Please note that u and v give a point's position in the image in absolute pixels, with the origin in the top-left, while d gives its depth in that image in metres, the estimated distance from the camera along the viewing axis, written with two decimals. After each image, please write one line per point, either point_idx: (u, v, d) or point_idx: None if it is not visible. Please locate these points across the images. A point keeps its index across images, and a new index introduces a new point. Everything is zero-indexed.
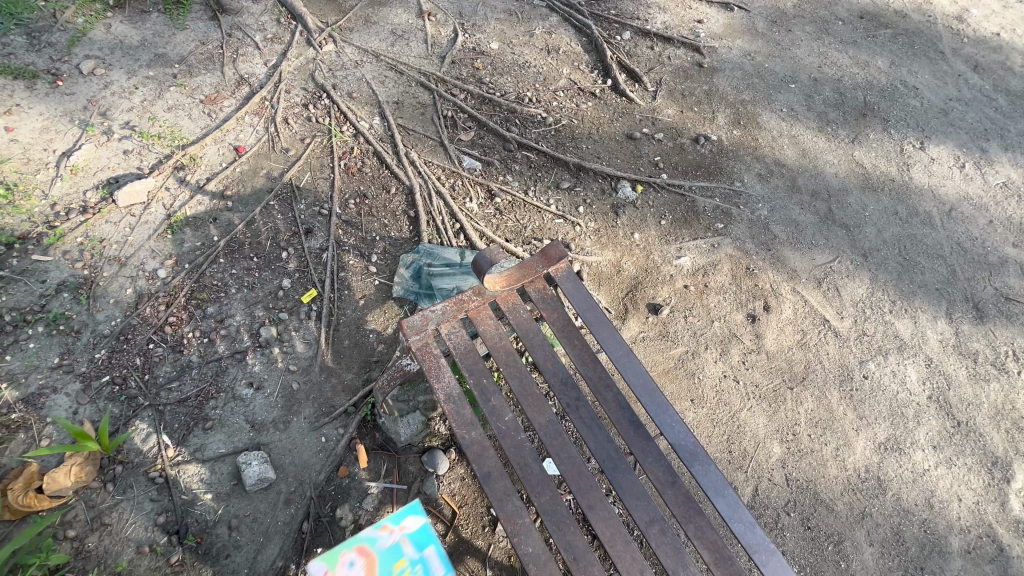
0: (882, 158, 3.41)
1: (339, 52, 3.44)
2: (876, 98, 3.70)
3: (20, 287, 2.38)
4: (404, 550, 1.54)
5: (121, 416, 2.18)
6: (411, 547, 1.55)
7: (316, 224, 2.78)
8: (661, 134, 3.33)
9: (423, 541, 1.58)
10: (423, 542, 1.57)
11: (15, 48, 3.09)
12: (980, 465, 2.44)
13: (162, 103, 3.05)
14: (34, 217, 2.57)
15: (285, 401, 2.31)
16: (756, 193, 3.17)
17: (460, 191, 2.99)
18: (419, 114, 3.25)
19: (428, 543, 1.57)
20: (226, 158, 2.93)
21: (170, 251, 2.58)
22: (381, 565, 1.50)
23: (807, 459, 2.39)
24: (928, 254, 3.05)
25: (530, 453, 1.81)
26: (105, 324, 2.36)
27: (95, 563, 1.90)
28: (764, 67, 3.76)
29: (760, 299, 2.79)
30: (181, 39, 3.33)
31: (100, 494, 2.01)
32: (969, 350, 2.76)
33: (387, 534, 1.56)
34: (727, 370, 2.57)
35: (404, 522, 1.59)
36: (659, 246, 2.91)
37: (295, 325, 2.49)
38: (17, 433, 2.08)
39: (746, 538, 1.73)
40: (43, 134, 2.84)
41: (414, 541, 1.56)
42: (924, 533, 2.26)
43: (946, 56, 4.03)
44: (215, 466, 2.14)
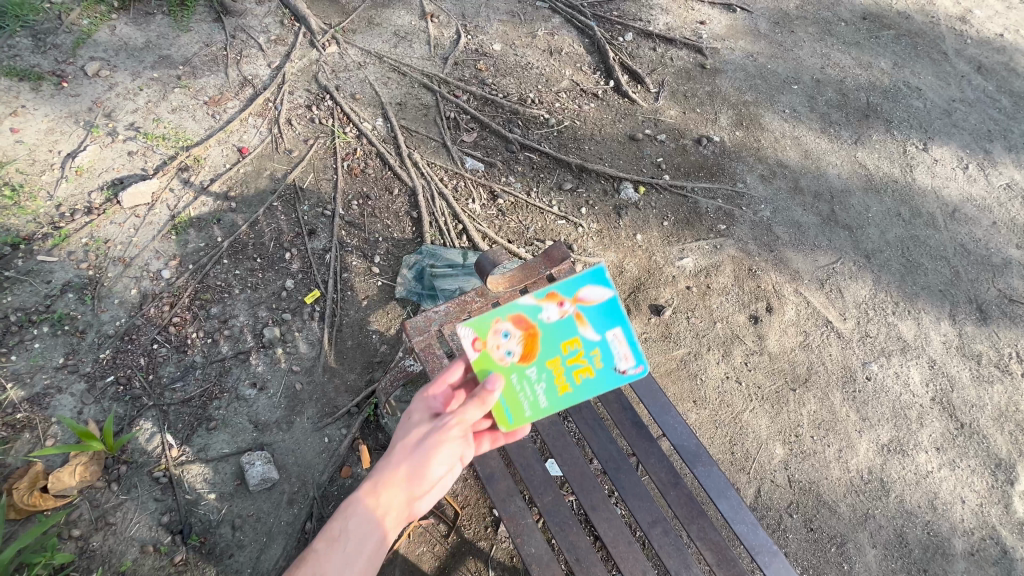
0: (885, 159, 3.41)
1: (343, 54, 3.45)
2: (879, 99, 3.69)
3: (25, 287, 2.39)
4: (579, 325, 1.59)
5: (126, 416, 2.19)
6: (586, 322, 1.60)
7: (320, 225, 2.79)
8: (663, 135, 3.33)
9: (603, 320, 1.60)
10: (600, 322, 1.60)
11: (21, 50, 3.10)
12: (983, 467, 2.44)
13: (166, 104, 3.06)
14: (39, 218, 2.58)
15: (289, 401, 2.32)
16: (758, 194, 3.17)
17: (463, 192, 3.00)
18: (422, 116, 3.26)
19: (609, 322, 1.59)
20: (230, 159, 2.94)
21: (175, 252, 2.59)
22: (553, 335, 1.58)
23: (810, 461, 2.39)
24: (932, 255, 3.05)
25: (532, 454, 1.84)
26: (109, 324, 2.37)
27: (100, 563, 1.91)
28: (767, 68, 3.76)
29: (762, 300, 2.79)
30: (185, 40, 3.35)
31: (105, 494, 2.02)
32: (972, 351, 2.75)
33: (562, 305, 1.60)
34: (730, 371, 2.57)
35: (584, 293, 1.60)
36: (661, 247, 2.92)
37: (298, 326, 2.50)
38: (22, 433, 2.09)
39: (749, 539, 1.73)
40: (48, 135, 2.85)
41: (589, 318, 1.60)
42: (928, 535, 2.26)
43: (949, 57, 4.02)
44: (219, 465, 2.15)
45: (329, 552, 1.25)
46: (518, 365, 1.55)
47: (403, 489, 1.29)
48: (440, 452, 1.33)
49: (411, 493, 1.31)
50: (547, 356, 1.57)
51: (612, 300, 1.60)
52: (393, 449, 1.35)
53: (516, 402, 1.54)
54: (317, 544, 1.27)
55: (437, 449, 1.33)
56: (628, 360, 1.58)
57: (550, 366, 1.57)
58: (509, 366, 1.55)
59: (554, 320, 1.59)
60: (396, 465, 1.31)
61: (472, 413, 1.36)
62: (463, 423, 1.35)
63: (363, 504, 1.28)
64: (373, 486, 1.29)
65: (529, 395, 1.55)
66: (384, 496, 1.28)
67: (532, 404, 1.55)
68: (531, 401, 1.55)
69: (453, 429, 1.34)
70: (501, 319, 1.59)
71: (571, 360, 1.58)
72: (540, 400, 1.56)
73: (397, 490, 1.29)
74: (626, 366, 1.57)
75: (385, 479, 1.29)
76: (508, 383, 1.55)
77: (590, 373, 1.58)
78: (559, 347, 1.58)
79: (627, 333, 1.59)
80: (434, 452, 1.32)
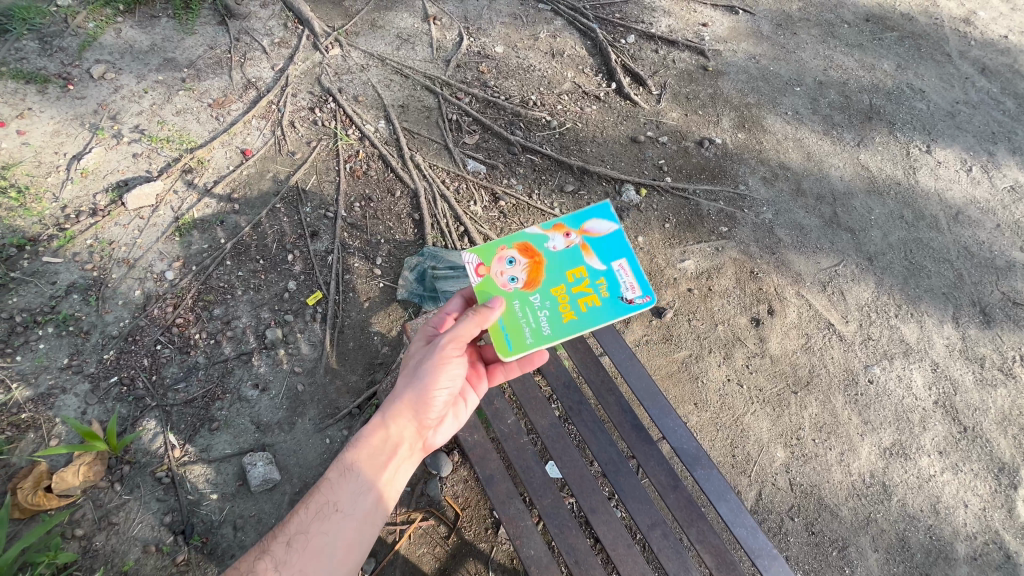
0: (888, 161, 3.39)
1: (346, 56, 3.47)
2: (882, 101, 3.68)
3: (30, 288, 2.41)
4: (584, 256, 1.80)
5: (129, 416, 2.21)
6: (590, 255, 1.80)
7: (322, 227, 2.80)
8: (665, 137, 3.33)
9: (607, 253, 1.80)
10: (603, 255, 1.80)
11: (28, 53, 3.13)
12: (986, 471, 2.43)
13: (170, 106, 3.09)
14: (44, 219, 2.61)
15: (290, 403, 2.33)
16: (760, 197, 3.16)
17: (464, 195, 3.01)
18: (424, 118, 3.27)
19: (612, 255, 1.79)
20: (233, 161, 2.96)
21: (178, 253, 2.61)
22: (558, 265, 1.79)
23: (811, 464, 2.38)
24: (935, 257, 3.03)
25: (532, 456, 1.85)
26: (113, 325, 2.39)
27: (102, 562, 1.92)
28: (769, 70, 3.75)
29: (764, 302, 2.78)
30: (190, 43, 3.37)
31: (108, 494, 2.04)
32: (976, 354, 2.74)
33: (568, 237, 1.84)
34: (731, 374, 2.57)
35: (590, 228, 1.85)
36: (662, 249, 2.91)
37: (300, 328, 2.51)
38: (27, 433, 2.11)
39: (749, 543, 1.73)
40: (54, 137, 2.88)
41: (592, 251, 1.81)
42: (930, 539, 2.25)
43: (953, 59, 4.01)
44: (221, 466, 2.16)
45: (347, 473, 1.59)
46: (524, 291, 1.74)
47: (409, 418, 1.65)
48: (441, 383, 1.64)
49: (414, 420, 1.65)
50: (553, 282, 1.77)
51: (616, 237, 1.83)
52: (398, 386, 1.67)
53: (521, 321, 1.71)
54: (337, 468, 1.60)
55: (436, 379, 1.63)
56: (632, 287, 1.73)
57: (556, 291, 1.75)
58: (517, 288, 1.76)
59: (561, 251, 1.82)
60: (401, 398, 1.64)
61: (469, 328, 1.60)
62: (456, 349, 1.62)
63: (375, 433, 1.63)
64: (382, 418, 1.64)
65: (533, 315, 1.71)
66: (392, 424, 1.63)
67: (536, 323, 1.70)
68: (535, 325, 1.70)
69: (450, 358, 1.63)
70: (511, 251, 1.84)
71: (575, 286, 1.75)
72: (545, 320, 1.70)
73: (403, 419, 1.64)
74: (629, 297, 1.71)
75: (391, 410, 1.64)
76: (512, 307, 1.73)
77: (596, 302, 1.72)
78: (564, 277, 1.77)
79: (630, 265, 1.77)
80: (433, 383, 1.63)
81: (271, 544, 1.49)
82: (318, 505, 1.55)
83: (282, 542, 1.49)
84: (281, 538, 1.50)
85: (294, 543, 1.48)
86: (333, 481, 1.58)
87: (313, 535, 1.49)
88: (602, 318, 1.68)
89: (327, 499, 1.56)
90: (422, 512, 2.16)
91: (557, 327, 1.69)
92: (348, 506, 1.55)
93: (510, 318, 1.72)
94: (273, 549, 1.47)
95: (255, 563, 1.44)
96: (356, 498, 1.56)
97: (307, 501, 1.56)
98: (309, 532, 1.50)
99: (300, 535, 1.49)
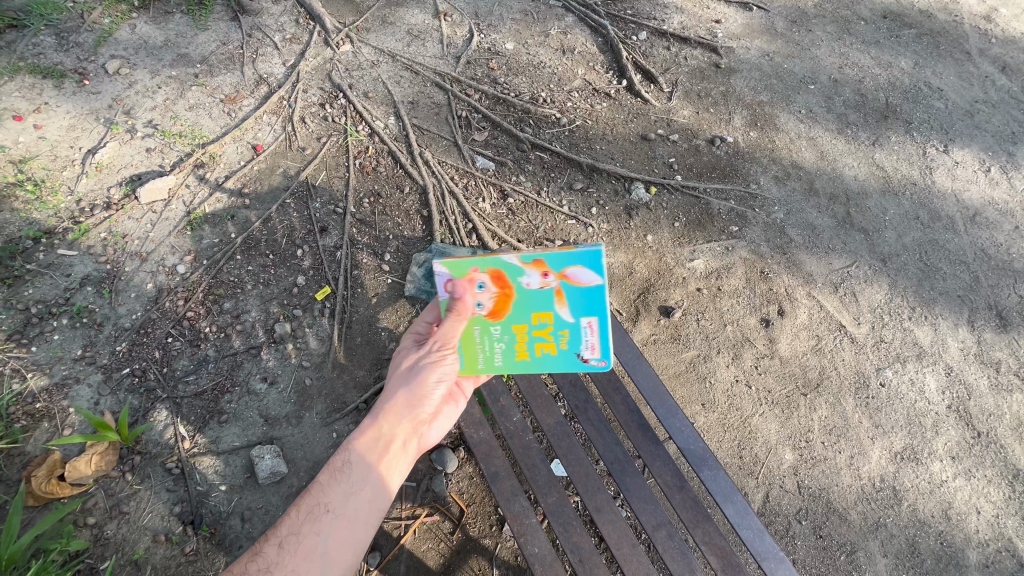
0: (904, 161, 3.33)
1: (356, 52, 3.48)
2: (898, 99, 3.62)
3: (46, 280, 2.44)
4: (558, 299, 1.63)
5: (140, 408, 2.24)
6: (566, 292, 1.62)
7: (331, 222, 2.82)
8: (676, 135, 3.30)
9: (582, 306, 1.64)
10: (579, 304, 1.63)
11: (45, 48, 3.18)
12: (1000, 477, 2.39)
13: (183, 102, 3.11)
14: (59, 213, 2.64)
15: (298, 396, 2.35)
16: (772, 196, 3.12)
17: (473, 191, 3.01)
18: (434, 114, 3.27)
19: (587, 309, 1.64)
20: (245, 156, 2.98)
21: (189, 247, 2.64)
22: (527, 302, 1.65)
23: (820, 467, 2.35)
24: (950, 259, 2.98)
25: (538, 454, 1.85)
26: (126, 317, 2.42)
27: (113, 551, 1.95)
28: (783, 68, 3.70)
29: (774, 303, 2.75)
30: (203, 39, 3.40)
31: (119, 483, 2.07)
32: (991, 359, 2.68)
33: (545, 277, 1.60)
34: (740, 375, 2.54)
35: (572, 273, 1.58)
36: (672, 248, 2.89)
37: (309, 322, 2.53)
38: (41, 422, 2.15)
39: (754, 545, 1.72)
40: (69, 131, 2.92)
41: (567, 292, 1.61)
42: (941, 545, 2.22)
43: (973, 57, 3.93)
44: (230, 458, 2.19)
45: (338, 475, 1.61)
46: (487, 321, 1.69)
47: (400, 415, 1.69)
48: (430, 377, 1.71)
49: (405, 418, 1.69)
50: (518, 316, 1.68)
51: (595, 285, 1.59)
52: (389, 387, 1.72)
53: (481, 363, 1.75)
54: (328, 472, 1.63)
55: (425, 371, 1.72)
56: (593, 357, 1.70)
57: (518, 326, 1.70)
58: (478, 319, 1.70)
59: (531, 292, 1.63)
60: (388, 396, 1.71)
61: (452, 330, 1.70)
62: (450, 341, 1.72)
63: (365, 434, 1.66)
64: (373, 419, 1.68)
65: (494, 350, 1.73)
66: (382, 422, 1.68)
67: (492, 359, 1.75)
68: (489, 354, 1.74)
69: (443, 357, 1.73)
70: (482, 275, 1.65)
71: (543, 330, 1.69)
72: (500, 357, 1.74)
73: (393, 415, 1.68)
74: (590, 357, 1.70)
75: (381, 410, 1.69)
76: (472, 332, 1.72)
77: (552, 349, 1.72)
78: (530, 315, 1.67)
79: (602, 327, 1.65)
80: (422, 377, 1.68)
81: (263, 547, 1.51)
82: (308, 509, 1.57)
83: (275, 544, 1.51)
84: (274, 539, 1.52)
85: (286, 544, 1.50)
86: (324, 483, 1.61)
87: (304, 537, 1.51)
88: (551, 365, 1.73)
89: (319, 501, 1.58)
90: (427, 507, 2.16)
91: (509, 362, 1.75)
92: (338, 508, 1.56)
93: (470, 356, 1.75)
94: (264, 551, 1.49)
95: (249, 565, 1.47)
96: (348, 499, 1.58)
97: (299, 504, 1.59)
98: (300, 533, 1.52)
99: (292, 536, 1.51)
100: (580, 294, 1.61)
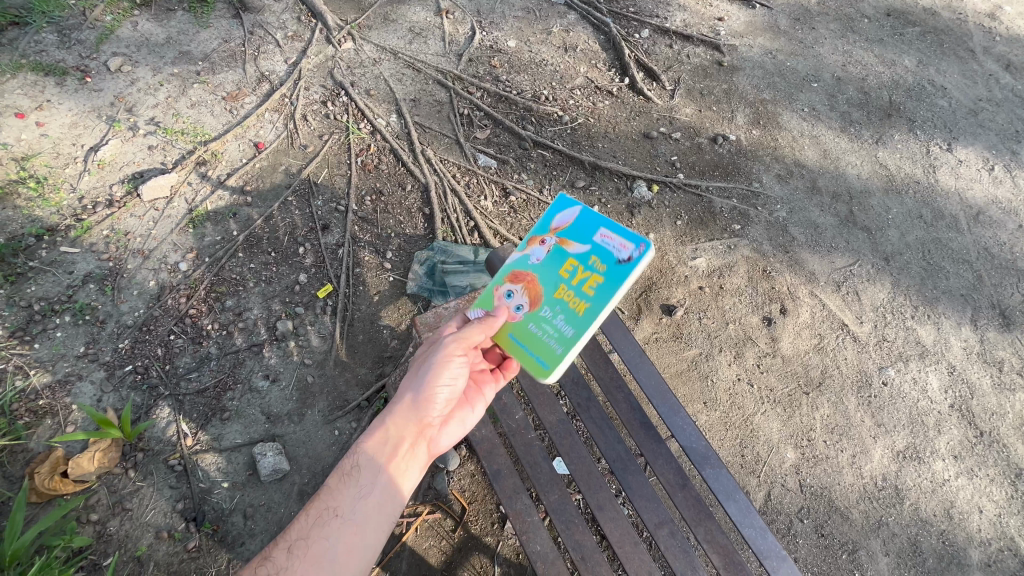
0: (907, 160, 3.32)
1: (358, 50, 3.47)
2: (902, 97, 3.60)
3: (49, 278, 2.45)
4: (567, 246, 1.70)
5: (143, 405, 2.24)
6: (568, 236, 1.70)
7: (333, 220, 2.82)
8: (678, 133, 3.29)
9: (585, 232, 1.68)
10: (582, 235, 1.68)
11: (47, 45, 3.17)
12: (1002, 477, 2.38)
13: (185, 99, 3.11)
14: (62, 210, 2.64)
15: (300, 394, 2.36)
16: (774, 194, 3.12)
17: (475, 189, 3.01)
18: (436, 112, 3.26)
19: (591, 231, 1.67)
20: (247, 154, 2.98)
21: (191, 245, 2.64)
22: (547, 267, 1.70)
23: (822, 466, 2.35)
24: (953, 258, 2.97)
25: (540, 452, 1.85)
26: (129, 314, 2.42)
27: (116, 547, 1.96)
28: (786, 65, 3.69)
29: (776, 301, 2.75)
30: (205, 36, 3.39)
31: (122, 480, 2.07)
32: (994, 358, 2.68)
33: (543, 242, 1.74)
34: (742, 373, 2.54)
35: (558, 221, 1.74)
36: (674, 246, 2.89)
37: (311, 320, 2.53)
38: (44, 419, 2.15)
39: (757, 544, 1.72)
40: (71, 129, 2.92)
41: (570, 235, 1.70)
42: (943, 545, 2.21)
43: (977, 55, 3.91)
44: (232, 455, 2.19)
45: (346, 479, 1.58)
46: (531, 312, 1.67)
47: (409, 417, 1.63)
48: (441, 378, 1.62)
49: (414, 421, 1.63)
50: (550, 286, 1.67)
51: (580, 212, 1.71)
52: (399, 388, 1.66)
53: (553, 347, 1.61)
54: (338, 474, 1.62)
55: (436, 375, 1.62)
56: (634, 253, 1.57)
57: (557, 295, 1.66)
58: (522, 318, 1.68)
59: (542, 262, 1.71)
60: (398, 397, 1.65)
61: (473, 334, 1.63)
62: (462, 343, 1.63)
63: (374, 436, 1.62)
64: (381, 420, 1.63)
65: (555, 326, 1.63)
66: (392, 422, 1.62)
67: (560, 334, 1.62)
68: (555, 333, 1.62)
69: (454, 358, 1.63)
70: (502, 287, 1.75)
71: (576, 279, 1.65)
72: (566, 329, 1.61)
73: (403, 417, 1.62)
74: (629, 252, 1.57)
75: (392, 410, 1.64)
76: (529, 330, 1.66)
77: (598, 280, 1.61)
78: (559, 275, 1.67)
79: (615, 231, 1.62)
80: (433, 379, 1.61)
81: (271, 552, 1.49)
82: (316, 513, 1.54)
83: (284, 549, 1.49)
84: (284, 544, 1.50)
85: (295, 549, 1.47)
86: (333, 487, 1.59)
87: (312, 541, 1.48)
88: (611, 290, 1.56)
89: (327, 505, 1.55)
90: (429, 505, 2.17)
91: (580, 324, 1.60)
92: (345, 512, 1.53)
93: (538, 349, 1.63)
94: (273, 556, 1.47)
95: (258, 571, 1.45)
96: (356, 503, 1.55)
97: (308, 509, 1.57)
98: (309, 538, 1.49)
99: (301, 541, 1.48)
100: (582, 230, 1.69)
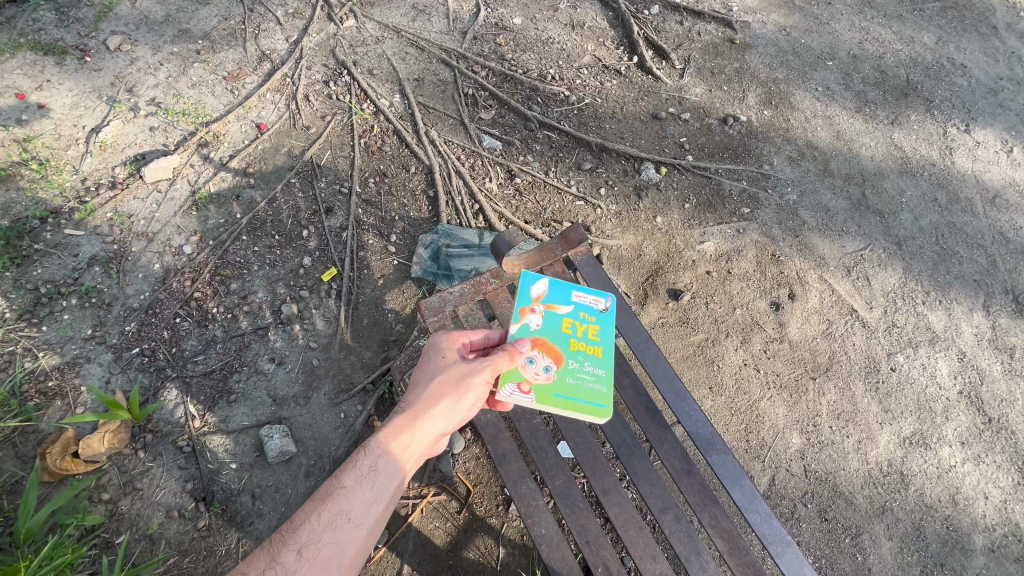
0: (923, 141, 3.24)
1: (361, 28, 3.39)
2: (920, 76, 3.49)
3: (55, 260, 2.45)
4: (555, 310, 1.85)
5: (150, 387, 2.25)
6: (554, 299, 1.88)
7: (336, 202, 2.79)
8: (687, 114, 3.22)
9: (557, 293, 1.90)
10: (562, 298, 1.89)
11: (45, 24, 3.12)
12: (1010, 464, 2.37)
13: (186, 79, 3.06)
14: (66, 192, 2.63)
15: (306, 376, 2.36)
16: (785, 176, 3.05)
17: (480, 171, 2.96)
18: (440, 92, 3.20)
19: (561, 293, 1.90)
20: (248, 135, 2.94)
21: (194, 227, 2.62)
22: (552, 332, 1.78)
23: (827, 451, 2.35)
24: (968, 243, 2.91)
25: (545, 437, 1.85)
26: (134, 297, 2.43)
27: (127, 526, 1.99)
28: (800, 43, 3.57)
29: (784, 286, 2.71)
30: (204, 14, 3.33)
31: (132, 460, 2.10)
32: (1006, 344, 2.64)
33: (534, 311, 1.82)
34: (748, 358, 2.52)
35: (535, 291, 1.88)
36: (682, 230, 2.84)
37: (315, 303, 2.52)
38: (54, 401, 2.17)
39: (761, 529, 1.73)
40: (72, 109, 2.88)
41: (557, 296, 1.89)
42: (946, 530, 2.22)
43: (999, 32, 3.77)
44: (239, 437, 2.21)
45: (364, 481, 1.48)
46: (561, 367, 1.69)
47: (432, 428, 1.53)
48: (468, 394, 1.55)
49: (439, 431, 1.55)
50: (563, 344, 1.76)
51: (549, 280, 1.91)
52: (424, 389, 1.54)
53: (599, 390, 1.68)
54: (353, 476, 1.49)
55: (467, 395, 1.55)
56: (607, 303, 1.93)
57: (574, 347, 1.77)
58: (556, 378, 1.67)
59: (542, 323, 1.79)
60: (428, 405, 1.51)
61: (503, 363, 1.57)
62: (491, 370, 1.57)
63: (397, 441, 1.50)
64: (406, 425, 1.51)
65: (588, 374, 1.71)
66: (417, 435, 1.51)
67: (598, 379, 1.71)
68: (592, 381, 1.70)
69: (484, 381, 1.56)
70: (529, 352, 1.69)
71: (583, 333, 1.82)
72: (599, 373, 1.72)
73: (430, 428, 1.52)
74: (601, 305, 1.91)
75: (419, 417, 1.51)
76: (567, 380, 1.67)
77: (593, 329, 1.84)
78: (567, 339, 1.78)
79: (583, 290, 1.92)
80: (464, 395, 1.54)
81: (280, 553, 1.37)
82: (331, 513, 1.43)
83: (293, 550, 1.37)
84: (292, 544, 1.38)
85: (306, 552, 1.36)
86: (349, 489, 1.47)
87: (325, 546, 1.38)
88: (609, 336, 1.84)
89: (341, 508, 1.44)
90: (434, 487, 2.19)
91: (604, 365, 1.75)
92: (361, 516, 1.44)
93: (587, 397, 1.66)
94: (283, 558, 1.35)
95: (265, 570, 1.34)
96: (370, 508, 1.46)
97: (319, 509, 1.44)
98: (321, 541, 1.39)
99: (312, 544, 1.38)
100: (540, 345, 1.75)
